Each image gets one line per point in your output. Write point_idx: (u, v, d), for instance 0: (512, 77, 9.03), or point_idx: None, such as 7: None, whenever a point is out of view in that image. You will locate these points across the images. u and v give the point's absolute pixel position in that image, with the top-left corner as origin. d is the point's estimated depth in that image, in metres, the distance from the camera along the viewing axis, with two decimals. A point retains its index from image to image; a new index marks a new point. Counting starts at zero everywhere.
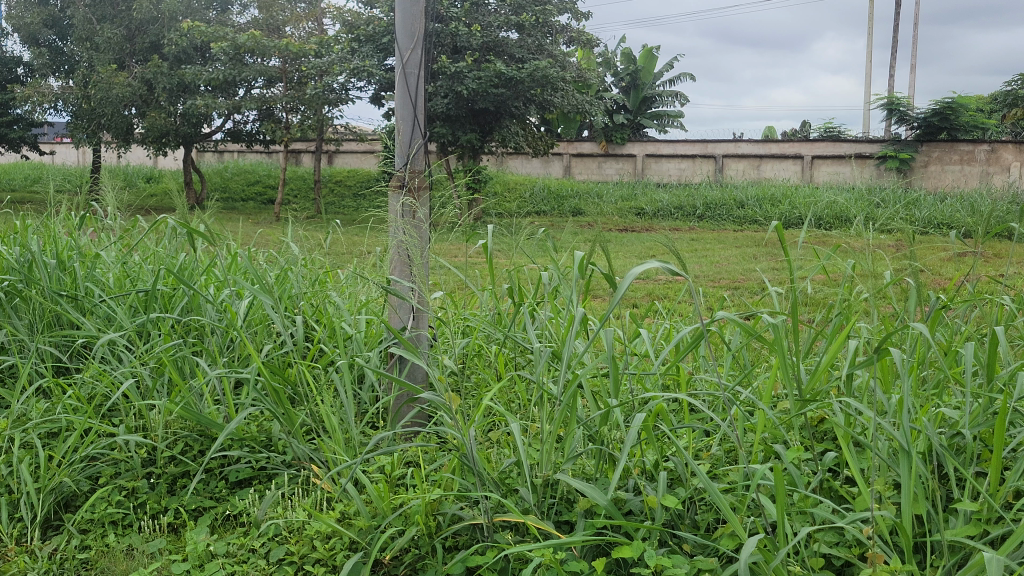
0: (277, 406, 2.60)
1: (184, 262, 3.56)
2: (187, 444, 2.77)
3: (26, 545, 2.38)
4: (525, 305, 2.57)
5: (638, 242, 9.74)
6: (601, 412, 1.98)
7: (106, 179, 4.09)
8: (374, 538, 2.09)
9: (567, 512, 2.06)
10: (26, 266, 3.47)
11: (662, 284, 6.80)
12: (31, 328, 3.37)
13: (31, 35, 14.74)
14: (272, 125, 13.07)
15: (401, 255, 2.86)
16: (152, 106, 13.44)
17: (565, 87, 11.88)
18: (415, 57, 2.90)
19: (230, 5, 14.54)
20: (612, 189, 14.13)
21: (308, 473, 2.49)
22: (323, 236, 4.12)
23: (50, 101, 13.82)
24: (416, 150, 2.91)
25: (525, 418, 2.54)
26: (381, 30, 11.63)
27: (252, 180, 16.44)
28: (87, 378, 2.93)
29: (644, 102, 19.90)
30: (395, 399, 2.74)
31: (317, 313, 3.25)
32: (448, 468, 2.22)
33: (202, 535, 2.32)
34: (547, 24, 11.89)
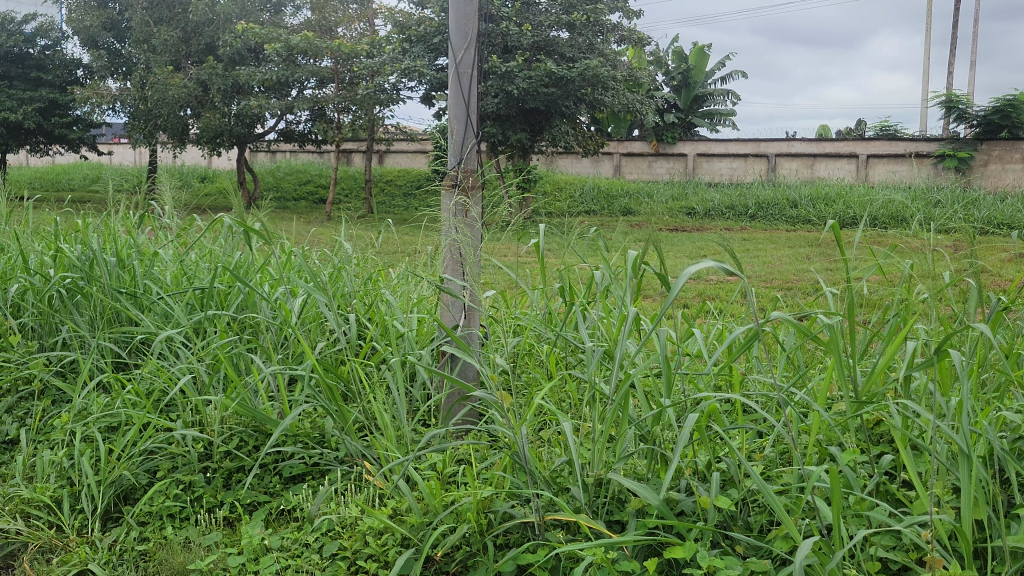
0: (330, 403, 2.63)
1: (240, 260, 3.61)
2: (242, 440, 2.81)
3: (88, 537, 2.45)
4: (577, 305, 2.57)
5: (689, 242, 9.66)
6: (653, 412, 1.98)
7: (164, 178, 4.17)
8: (425, 535, 2.11)
9: (618, 512, 2.06)
10: (88, 264, 3.56)
11: (714, 283, 6.76)
12: (92, 324, 3.46)
13: (91, 38, 15.08)
14: (324, 125, 13.21)
15: (454, 254, 2.87)
16: (207, 106, 13.64)
17: (616, 86, 11.83)
18: (468, 57, 2.90)
19: (283, 6, 14.67)
20: (663, 188, 14.02)
21: (361, 469, 2.51)
22: (376, 234, 4.15)
23: (108, 102, 14.12)
24: (469, 150, 2.92)
25: (576, 418, 2.54)
26: (432, 31, 11.70)
27: (304, 180, 16.62)
28: (146, 373, 2.99)
29: (696, 101, 19.73)
30: (447, 396, 2.76)
31: (369, 312, 3.28)
32: (500, 467, 2.23)
33: (257, 529, 2.36)
34: (598, 23, 11.84)
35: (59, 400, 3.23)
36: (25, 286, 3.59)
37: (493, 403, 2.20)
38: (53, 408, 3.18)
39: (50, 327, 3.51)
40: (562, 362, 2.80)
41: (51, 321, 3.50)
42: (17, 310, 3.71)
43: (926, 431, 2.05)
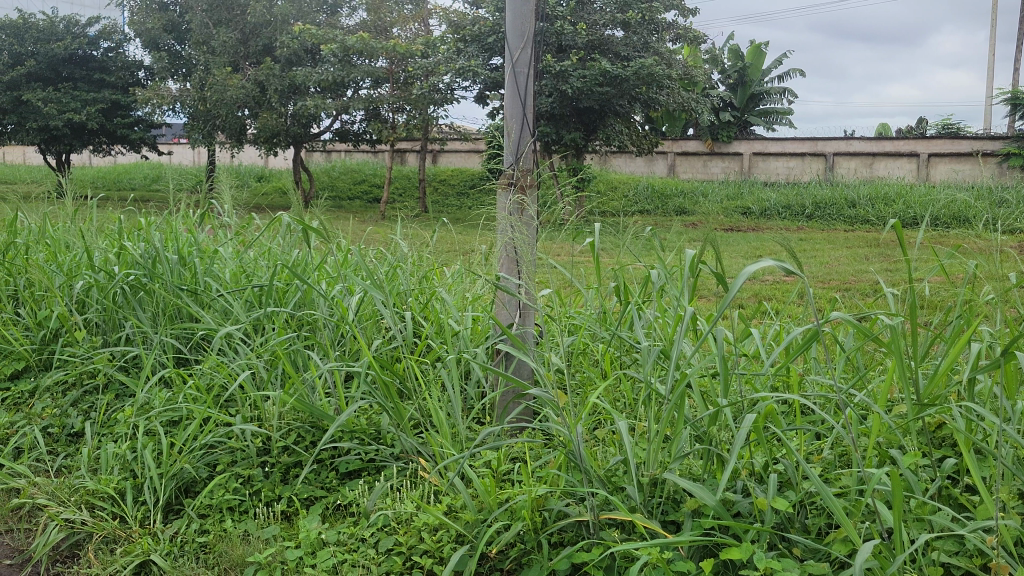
0: (386, 399, 2.65)
1: (298, 258, 3.66)
2: (300, 435, 2.84)
3: (150, 528, 2.51)
4: (632, 304, 2.56)
5: (745, 242, 9.60)
6: (711, 412, 1.97)
7: (223, 177, 4.25)
8: (481, 531, 2.13)
9: (674, 512, 2.05)
10: (151, 262, 3.64)
11: (770, 284, 6.71)
12: (154, 320, 3.53)
13: (152, 40, 15.38)
14: (378, 125, 13.32)
15: (509, 253, 2.88)
16: (265, 107, 13.83)
17: (672, 84, 11.73)
18: (524, 56, 2.91)
19: (340, 7, 14.82)
20: (718, 188, 13.89)
21: (416, 466, 2.53)
22: (430, 233, 4.16)
23: (168, 103, 14.39)
24: (525, 149, 2.93)
25: (631, 417, 2.53)
26: (487, 31, 11.72)
27: (359, 179, 16.76)
28: (206, 369, 3.05)
29: (752, 99, 19.48)
30: (502, 394, 2.77)
31: (425, 310, 3.30)
32: (555, 465, 2.23)
33: (314, 523, 2.39)
34: (654, 22, 11.74)
35: (122, 394, 3.31)
36: (90, 282, 3.69)
37: (548, 401, 2.20)
38: (116, 402, 3.25)
39: (113, 323, 3.60)
40: (617, 361, 2.79)
41: (115, 317, 3.59)
42: (82, 306, 3.81)
43: (991, 436, 2.01)
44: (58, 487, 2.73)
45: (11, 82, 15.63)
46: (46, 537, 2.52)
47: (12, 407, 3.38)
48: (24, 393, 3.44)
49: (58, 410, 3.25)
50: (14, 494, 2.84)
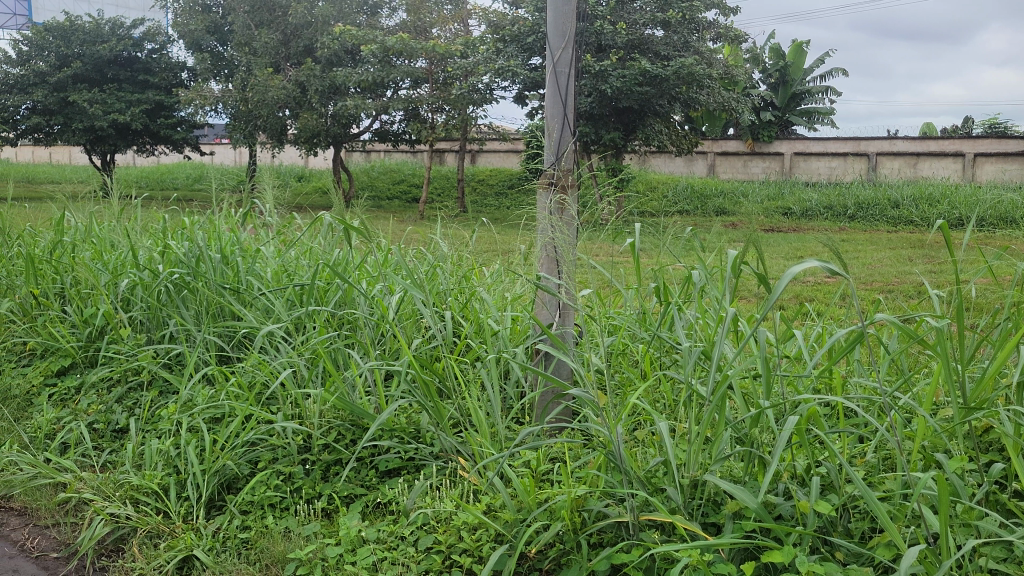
0: (426, 398, 2.66)
1: (339, 257, 3.68)
2: (340, 433, 2.85)
3: (193, 523, 2.54)
4: (673, 304, 2.54)
5: (786, 242, 9.53)
6: (752, 414, 1.95)
7: (266, 177, 4.29)
8: (520, 531, 2.13)
9: (714, 514, 2.04)
10: (194, 260, 3.69)
11: (812, 284, 6.67)
12: (197, 318, 3.57)
13: (195, 41, 15.56)
14: (417, 125, 13.37)
15: (549, 253, 2.88)
16: (305, 107, 13.94)
17: (712, 84, 11.64)
18: (566, 56, 2.90)
19: (380, 8, 14.91)
20: (758, 189, 13.76)
21: (456, 465, 2.54)
22: (469, 232, 4.16)
23: (210, 103, 14.56)
24: (566, 148, 2.92)
25: (672, 417, 2.51)
26: (527, 31, 11.71)
27: (398, 179, 16.85)
28: (248, 367, 3.08)
29: (793, 98, 19.25)
30: (542, 394, 2.76)
31: (464, 309, 3.31)
32: (595, 466, 2.23)
33: (354, 521, 2.41)
34: (694, 20, 11.67)
35: (165, 391, 3.35)
36: (135, 280, 3.74)
37: (588, 401, 2.20)
38: (160, 399, 3.30)
39: (157, 320, 3.65)
40: (657, 362, 2.78)
41: (159, 315, 3.64)
42: (127, 304, 3.87)
43: None
44: (104, 482, 2.78)
45: (57, 83, 15.89)
46: (92, 532, 2.57)
47: (59, 403, 3.44)
48: (71, 389, 3.51)
49: (104, 406, 3.30)
50: (60, 489, 2.89)
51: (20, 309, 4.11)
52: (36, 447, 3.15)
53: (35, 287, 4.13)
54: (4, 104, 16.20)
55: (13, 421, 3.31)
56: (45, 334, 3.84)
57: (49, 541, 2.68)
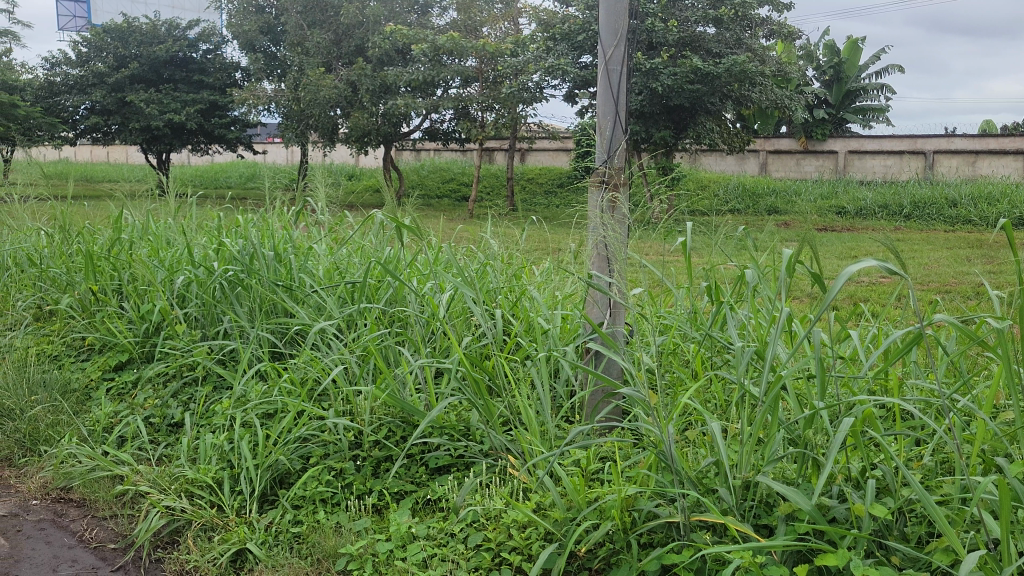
0: (476, 396, 2.67)
1: (390, 255, 3.71)
2: (390, 430, 2.87)
3: (246, 517, 2.58)
4: (725, 303, 2.52)
5: (841, 242, 9.37)
6: (806, 415, 1.93)
7: (318, 175, 4.33)
8: (569, 530, 2.13)
9: (767, 516, 2.02)
10: (249, 258, 3.75)
11: (868, 284, 6.59)
12: (250, 315, 3.62)
13: (249, 42, 15.77)
14: (468, 124, 13.42)
15: (601, 252, 2.87)
16: (356, 106, 14.05)
17: (765, 82, 11.50)
18: (618, 54, 2.89)
19: (431, 7, 15.01)
20: (812, 188, 13.58)
21: (505, 463, 2.54)
22: (519, 231, 4.16)
23: (263, 103, 14.78)
24: (617, 146, 2.91)
25: (723, 418, 2.49)
26: (577, 29, 11.67)
27: (447, 177, 16.94)
28: (301, 363, 3.12)
29: (848, 95, 18.97)
30: (592, 393, 2.75)
31: (514, 307, 3.31)
32: (646, 466, 2.21)
33: (404, 517, 2.42)
34: (747, 18, 11.58)
35: (220, 386, 3.39)
36: (190, 278, 3.81)
37: (639, 399, 2.19)
38: (214, 394, 3.34)
39: (211, 317, 3.71)
40: (708, 362, 2.76)
41: (213, 312, 3.70)
42: (182, 301, 3.94)
43: None
44: (160, 475, 2.83)
45: (115, 83, 16.22)
46: (148, 523, 2.61)
47: (116, 397, 3.51)
48: (128, 384, 3.58)
49: (160, 401, 3.36)
50: (118, 481, 2.95)
51: (79, 305, 4.21)
52: (94, 440, 3.22)
53: (94, 283, 4.23)
54: (64, 104, 16.57)
55: (71, 415, 3.39)
56: (104, 329, 3.93)
57: (108, 532, 2.74)
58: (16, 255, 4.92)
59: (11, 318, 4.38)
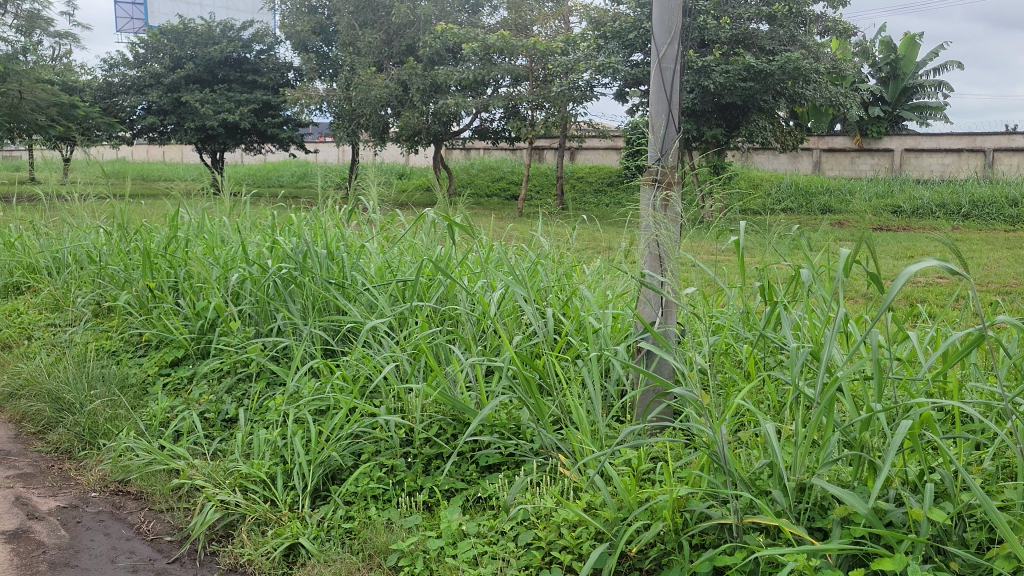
0: (527, 395, 2.67)
1: (441, 253, 3.72)
2: (441, 428, 2.88)
3: (299, 512, 2.61)
4: (779, 303, 2.49)
5: (897, 241, 9.19)
6: (862, 419, 1.90)
7: (370, 174, 4.36)
8: (620, 530, 2.12)
9: (821, 519, 1.99)
10: (302, 256, 3.80)
11: (926, 284, 6.46)
12: (303, 312, 3.66)
13: (301, 42, 15.96)
14: (518, 123, 13.42)
15: (653, 251, 2.85)
16: (407, 106, 14.13)
17: (820, 79, 11.32)
18: (672, 52, 2.87)
19: (481, 6, 15.05)
20: (867, 186, 13.39)
21: (556, 462, 2.53)
22: (570, 230, 4.15)
23: (316, 102, 14.95)
24: (670, 145, 2.89)
25: (777, 419, 2.47)
26: (628, 27, 11.60)
27: (496, 176, 16.98)
28: (353, 360, 3.15)
29: (904, 93, 18.66)
30: (644, 393, 2.74)
31: (565, 305, 3.31)
32: (698, 466, 2.20)
33: (455, 515, 2.44)
34: (801, 14, 11.43)
35: (273, 382, 3.43)
36: (245, 275, 3.86)
37: (691, 399, 2.18)
38: (268, 390, 3.38)
39: (265, 314, 3.75)
40: (762, 362, 2.73)
41: (267, 308, 3.75)
42: (237, 298, 3.99)
43: None
44: (215, 469, 2.87)
45: (171, 83, 16.52)
46: (204, 517, 2.66)
47: (173, 392, 3.57)
48: (184, 379, 3.63)
49: (214, 396, 3.41)
50: (174, 474, 3.00)
51: (137, 302, 4.29)
52: (152, 434, 3.28)
53: (151, 280, 4.31)
54: (122, 104, 16.91)
55: (129, 409, 3.46)
56: (160, 326, 3.99)
57: (164, 525, 2.79)
58: (77, 253, 5.05)
59: (71, 315, 4.48)
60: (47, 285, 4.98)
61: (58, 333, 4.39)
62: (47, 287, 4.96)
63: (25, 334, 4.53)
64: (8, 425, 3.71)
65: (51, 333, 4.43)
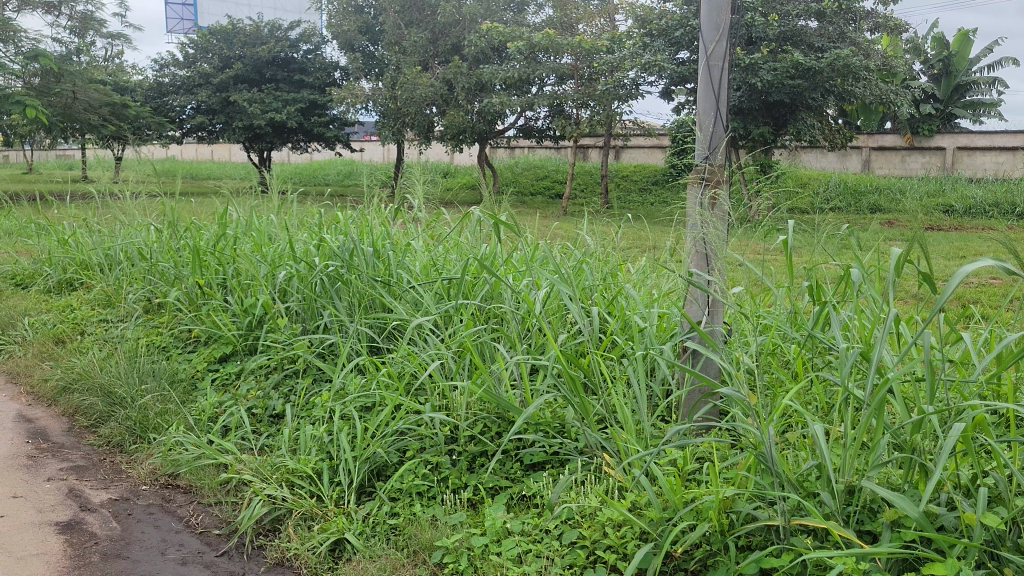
0: (572, 393, 2.66)
1: (487, 251, 3.73)
2: (486, 426, 2.89)
3: (344, 508, 2.63)
4: (829, 303, 2.46)
5: (950, 242, 9.02)
6: (914, 419, 1.87)
7: (416, 172, 4.38)
8: (665, 530, 2.11)
9: (871, 522, 1.97)
10: (349, 255, 3.83)
11: (978, 284, 6.37)
12: (350, 310, 3.69)
13: (348, 42, 16.09)
14: (563, 122, 13.38)
15: (699, 249, 2.84)
16: (451, 105, 14.17)
17: (870, 76, 11.15)
18: (720, 49, 2.84)
19: (526, 5, 15.04)
20: (917, 184, 13.20)
21: (601, 461, 2.52)
22: (614, 229, 4.14)
23: (362, 101, 15.06)
24: (719, 142, 2.86)
25: (826, 421, 2.44)
26: (675, 25, 11.51)
27: (541, 175, 16.98)
28: (398, 357, 3.17)
29: (957, 90, 18.33)
30: (690, 392, 2.73)
31: (610, 304, 3.30)
32: (744, 467, 2.19)
33: (499, 512, 2.44)
34: (851, 10, 11.29)
35: (319, 378, 3.47)
36: (292, 272, 3.91)
37: (738, 400, 2.16)
38: (314, 386, 3.41)
39: (312, 311, 3.79)
40: (811, 363, 2.71)
41: (314, 306, 3.78)
42: (284, 295, 4.03)
43: None
44: (262, 465, 2.90)
45: (220, 83, 16.77)
46: (251, 511, 2.69)
47: (221, 388, 3.62)
48: (231, 375, 3.68)
49: (261, 392, 3.45)
50: (222, 469, 3.04)
51: (186, 299, 4.34)
52: (201, 429, 3.33)
53: (200, 277, 4.38)
54: (172, 104, 17.19)
55: (179, 404, 3.51)
56: (209, 322, 4.05)
57: (212, 519, 2.83)
58: (128, 249, 5.13)
59: (123, 310, 4.57)
60: (100, 281, 5.07)
61: (110, 329, 4.46)
62: (99, 283, 5.06)
63: (77, 329, 4.61)
64: (62, 419, 3.78)
65: (103, 328, 4.51)
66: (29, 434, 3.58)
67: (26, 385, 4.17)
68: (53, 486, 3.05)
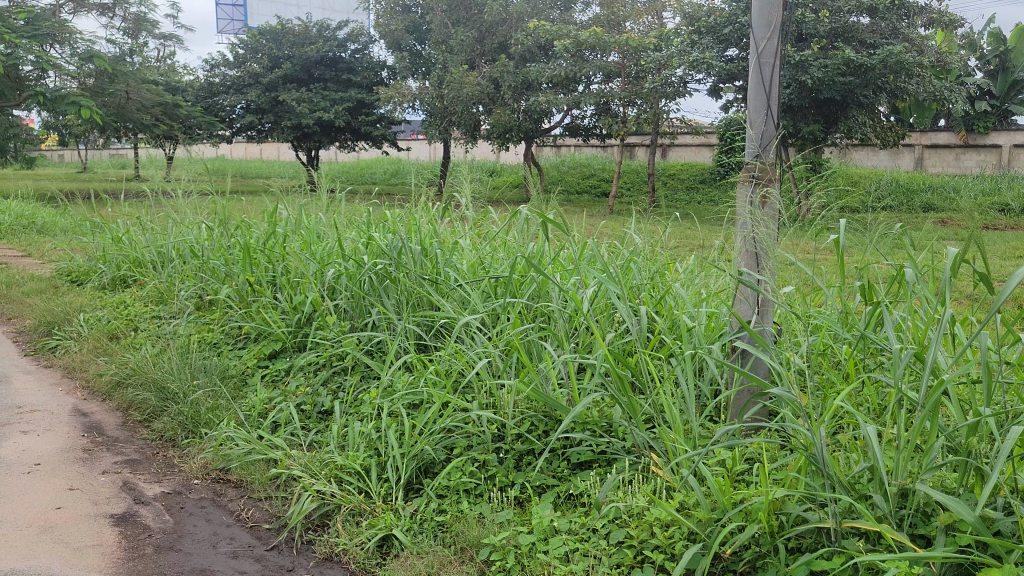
0: (619, 392, 2.66)
1: (534, 250, 3.74)
2: (533, 424, 2.89)
3: (392, 504, 2.66)
4: (882, 303, 2.43)
5: (1006, 241, 8.82)
6: (969, 423, 1.84)
7: (464, 171, 4.39)
8: (714, 531, 2.10)
9: (924, 526, 1.94)
10: (397, 252, 3.86)
11: None
12: (398, 307, 3.72)
13: (395, 41, 16.16)
14: (610, 120, 13.35)
15: (749, 247, 2.81)
16: (498, 103, 14.21)
17: (923, 72, 10.95)
18: (771, 46, 2.82)
19: (572, 3, 14.98)
20: (971, 183, 12.94)
21: (648, 461, 2.52)
22: (661, 229, 4.13)
23: (409, 100, 15.11)
24: (770, 140, 2.83)
25: (877, 422, 2.41)
26: (723, 22, 11.39)
27: (587, 174, 16.94)
28: (446, 355, 3.18)
29: (1013, 86, 17.89)
30: (738, 392, 2.71)
31: (657, 303, 3.29)
32: (794, 467, 2.17)
33: (546, 511, 2.45)
34: (904, 6, 11.10)
35: (368, 375, 3.50)
36: (341, 270, 3.94)
37: (788, 400, 2.14)
38: (362, 383, 3.45)
39: (360, 309, 3.82)
40: (862, 364, 2.68)
41: (362, 303, 3.82)
42: (332, 292, 4.07)
43: None
44: (311, 461, 2.94)
45: (269, 83, 17.00)
46: (301, 506, 2.72)
47: (270, 383, 3.67)
48: (281, 371, 3.73)
49: (310, 389, 3.49)
50: (272, 464, 3.08)
51: (237, 296, 4.40)
52: (251, 424, 3.37)
53: (250, 274, 4.44)
54: (222, 104, 17.44)
55: (229, 399, 3.57)
56: (259, 319, 4.11)
57: (262, 513, 2.86)
58: (180, 247, 5.21)
59: (175, 307, 4.65)
60: (153, 278, 5.16)
61: (163, 325, 4.54)
62: (153, 280, 5.14)
63: (132, 325, 4.70)
64: (115, 413, 3.85)
65: (156, 325, 4.59)
66: (84, 428, 3.64)
67: (82, 380, 4.24)
68: (108, 479, 3.11)
